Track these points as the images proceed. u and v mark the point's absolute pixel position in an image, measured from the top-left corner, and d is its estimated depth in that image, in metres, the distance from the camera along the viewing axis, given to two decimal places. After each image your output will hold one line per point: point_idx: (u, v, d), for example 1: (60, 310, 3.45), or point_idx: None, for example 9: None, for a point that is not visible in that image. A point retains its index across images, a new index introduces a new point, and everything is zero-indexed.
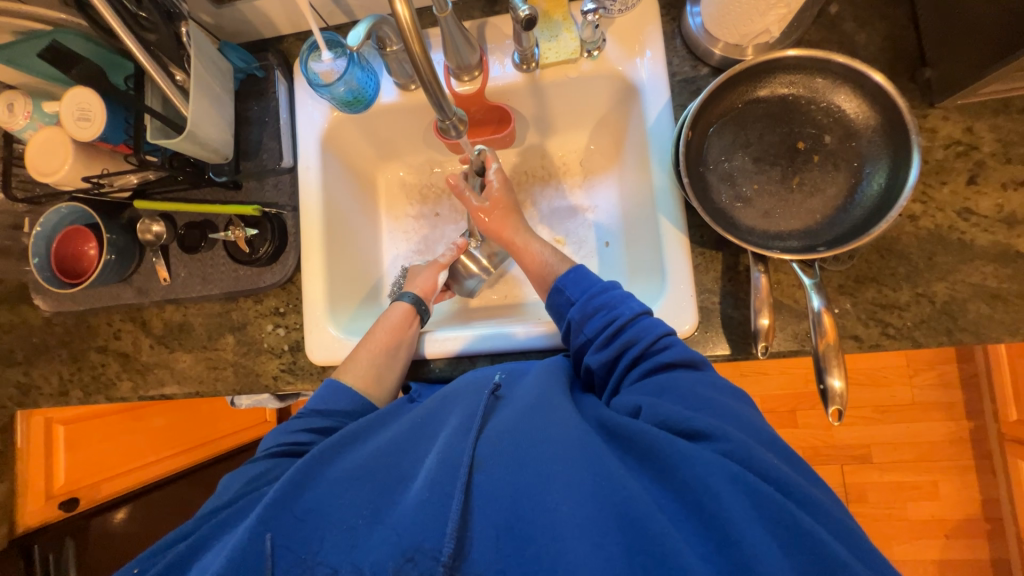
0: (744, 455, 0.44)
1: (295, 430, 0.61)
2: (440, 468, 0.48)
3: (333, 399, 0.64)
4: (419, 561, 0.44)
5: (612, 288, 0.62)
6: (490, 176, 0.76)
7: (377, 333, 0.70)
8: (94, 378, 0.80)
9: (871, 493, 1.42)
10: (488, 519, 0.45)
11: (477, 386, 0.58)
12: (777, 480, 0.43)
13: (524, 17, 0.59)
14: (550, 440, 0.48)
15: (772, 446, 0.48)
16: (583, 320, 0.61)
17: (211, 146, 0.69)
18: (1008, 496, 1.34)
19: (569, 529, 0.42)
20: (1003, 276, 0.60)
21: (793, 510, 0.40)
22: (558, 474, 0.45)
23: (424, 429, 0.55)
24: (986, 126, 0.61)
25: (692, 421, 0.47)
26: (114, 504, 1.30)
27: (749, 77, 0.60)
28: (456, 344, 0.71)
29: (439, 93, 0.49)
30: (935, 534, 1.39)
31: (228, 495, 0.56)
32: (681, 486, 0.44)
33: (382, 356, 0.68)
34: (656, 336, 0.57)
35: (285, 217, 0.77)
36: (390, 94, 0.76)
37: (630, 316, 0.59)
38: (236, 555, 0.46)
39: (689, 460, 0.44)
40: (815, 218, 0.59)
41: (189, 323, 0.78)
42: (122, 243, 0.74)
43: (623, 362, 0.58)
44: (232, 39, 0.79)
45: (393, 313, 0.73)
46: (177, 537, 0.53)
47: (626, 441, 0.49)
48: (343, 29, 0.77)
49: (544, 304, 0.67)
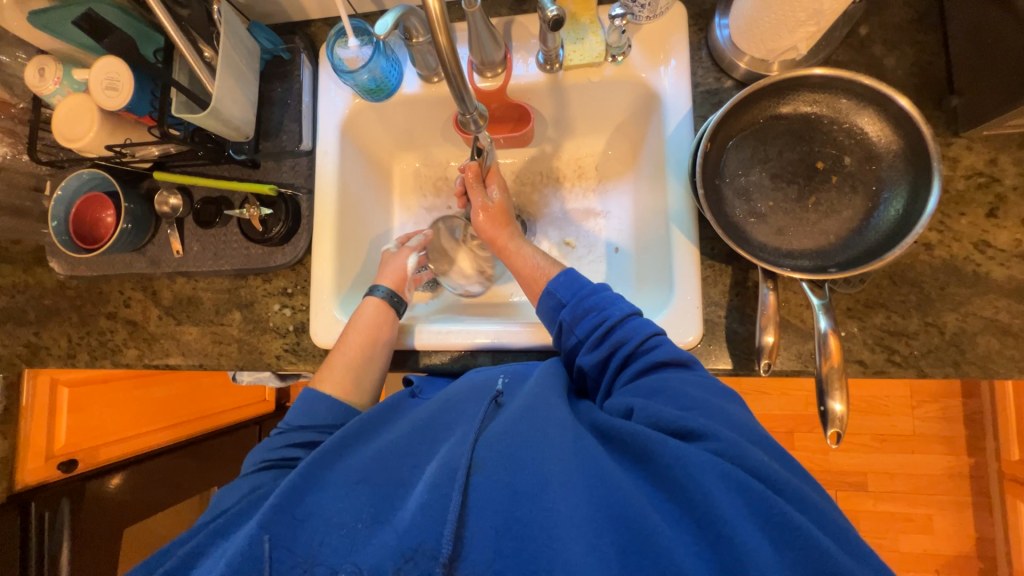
0: (736, 454, 0.44)
1: (280, 447, 0.63)
2: (440, 469, 0.49)
3: (311, 412, 0.65)
4: (419, 560, 0.44)
5: (601, 290, 0.63)
6: (490, 187, 0.75)
7: (350, 336, 0.69)
8: (102, 343, 0.82)
9: (865, 522, 1.40)
10: (485, 521, 0.44)
11: (479, 391, 0.60)
12: (766, 476, 0.43)
13: (551, 17, 0.59)
14: (548, 442, 0.48)
15: (773, 455, 0.47)
16: (573, 322, 0.61)
17: (232, 124, 0.70)
18: (1004, 536, 1.32)
19: (566, 529, 0.42)
20: (1016, 311, 0.59)
21: (783, 506, 0.40)
22: (556, 475, 0.46)
23: (424, 428, 0.56)
24: (1010, 160, 0.61)
25: (685, 422, 0.47)
26: (110, 470, 1.29)
27: (772, 93, 0.60)
28: (442, 337, 0.72)
29: (461, 86, 0.48)
30: (927, 568, 1.38)
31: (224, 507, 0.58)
32: (675, 487, 0.43)
33: (359, 356, 0.69)
34: (644, 336, 0.57)
35: (300, 199, 0.78)
36: (413, 85, 0.77)
37: (619, 316, 0.59)
38: (238, 559, 0.46)
39: (682, 459, 0.44)
40: (829, 239, 0.59)
41: (198, 297, 0.80)
42: (139, 213, 0.75)
43: (613, 363, 0.58)
44: (261, 19, 0.80)
45: (365, 309, 0.71)
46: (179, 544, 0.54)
47: (623, 444, 0.49)
48: (371, 17, 0.78)
49: (536, 314, 0.67)
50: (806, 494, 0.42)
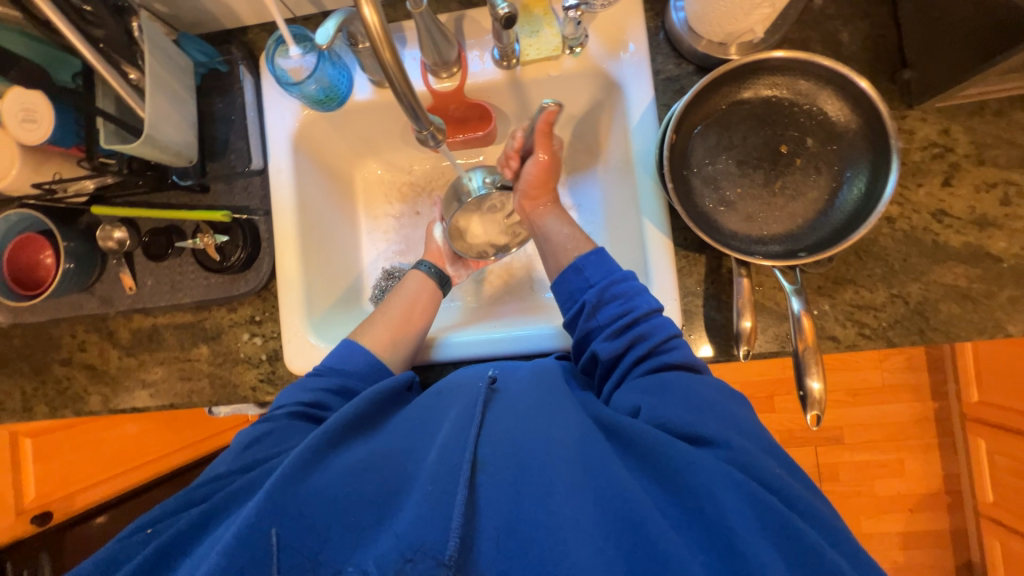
0: (747, 463, 0.45)
1: (311, 389, 0.61)
2: (441, 468, 0.48)
3: (346, 358, 0.65)
4: (420, 561, 0.43)
5: (632, 278, 0.61)
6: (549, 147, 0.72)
7: (392, 299, 0.73)
8: (60, 392, 0.77)
9: (843, 472, 1.48)
10: (494, 516, 0.45)
11: (471, 380, 0.58)
12: (781, 492, 0.43)
13: (503, 15, 0.56)
14: (553, 443, 0.48)
15: (779, 459, 0.48)
16: (598, 305, 0.60)
17: (173, 149, 0.65)
18: (967, 471, 1.44)
19: (572, 533, 0.42)
20: (973, 277, 0.61)
21: (800, 524, 0.40)
22: (562, 478, 0.45)
23: (423, 424, 0.55)
24: (961, 128, 0.62)
25: (697, 428, 0.48)
26: (93, 513, 1.32)
27: (732, 79, 0.59)
28: (459, 353, 0.70)
29: (414, 101, 0.45)
30: (901, 508, 1.48)
31: (239, 461, 0.54)
32: (683, 492, 0.44)
33: (398, 319, 0.71)
34: (666, 335, 0.57)
35: (257, 222, 0.73)
36: (364, 91, 0.73)
37: (646, 310, 0.58)
38: (234, 542, 0.43)
39: (694, 466, 0.44)
40: (797, 222, 0.60)
41: (160, 331, 0.75)
42: (82, 251, 0.69)
43: (629, 358, 0.57)
44: (190, 30, 0.74)
45: (408, 282, 0.76)
46: (187, 501, 0.51)
47: (628, 443, 0.48)
48: (311, 21, 0.73)
49: (555, 288, 0.65)
50: (818, 510, 0.43)
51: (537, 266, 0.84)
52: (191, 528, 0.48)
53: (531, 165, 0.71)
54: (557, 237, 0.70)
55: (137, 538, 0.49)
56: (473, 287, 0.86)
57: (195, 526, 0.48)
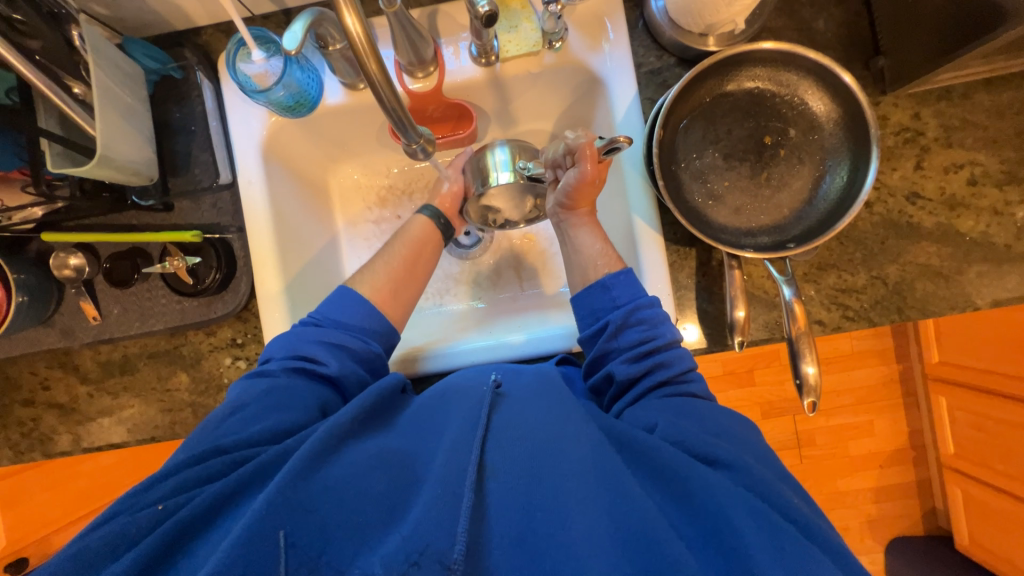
0: (763, 491, 0.46)
1: (311, 342, 0.60)
2: (448, 473, 0.47)
3: (344, 310, 0.62)
4: (425, 565, 0.42)
5: (657, 305, 0.61)
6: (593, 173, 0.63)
7: (397, 245, 0.69)
8: (25, 434, 0.71)
9: (819, 436, 1.57)
10: (506, 524, 0.45)
11: (475, 385, 0.58)
12: (798, 520, 0.45)
13: (484, 13, 0.53)
14: (565, 455, 0.48)
15: (789, 482, 0.50)
16: (623, 325, 0.59)
17: (131, 168, 0.60)
18: (931, 427, 1.55)
19: (587, 547, 0.42)
20: (945, 255, 0.64)
21: (816, 555, 0.41)
22: (574, 488, 0.45)
23: (427, 428, 0.55)
24: (931, 112, 0.64)
25: (714, 450, 0.49)
26: None
27: (717, 71, 0.59)
28: (460, 363, 0.69)
29: (402, 113, 0.43)
30: (873, 464, 1.58)
31: (264, 424, 0.52)
32: (698, 512, 0.45)
33: (401, 269, 0.68)
34: (685, 367, 0.58)
35: (231, 240, 0.69)
36: (336, 94, 0.69)
37: (668, 339, 0.59)
38: (237, 551, 0.41)
39: (712, 489, 0.45)
40: (783, 213, 0.61)
41: (132, 362, 0.71)
42: (34, 283, 0.64)
43: (645, 382, 0.57)
44: (136, 33, 0.68)
45: (412, 225, 0.72)
46: (196, 480, 0.48)
47: (640, 458, 0.49)
48: (271, 20, 0.68)
49: (579, 301, 0.64)
50: (829, 538, 0.45)
51: (524, 261, 0.83)
52: (204, 514, 0.46)
53: (573, 175, 0.63)
54: (589, 251, 0.66)
55: (150, 515, 0.45)
56: (458, 286, 0.84)
57: (212, 509, 0.46)
